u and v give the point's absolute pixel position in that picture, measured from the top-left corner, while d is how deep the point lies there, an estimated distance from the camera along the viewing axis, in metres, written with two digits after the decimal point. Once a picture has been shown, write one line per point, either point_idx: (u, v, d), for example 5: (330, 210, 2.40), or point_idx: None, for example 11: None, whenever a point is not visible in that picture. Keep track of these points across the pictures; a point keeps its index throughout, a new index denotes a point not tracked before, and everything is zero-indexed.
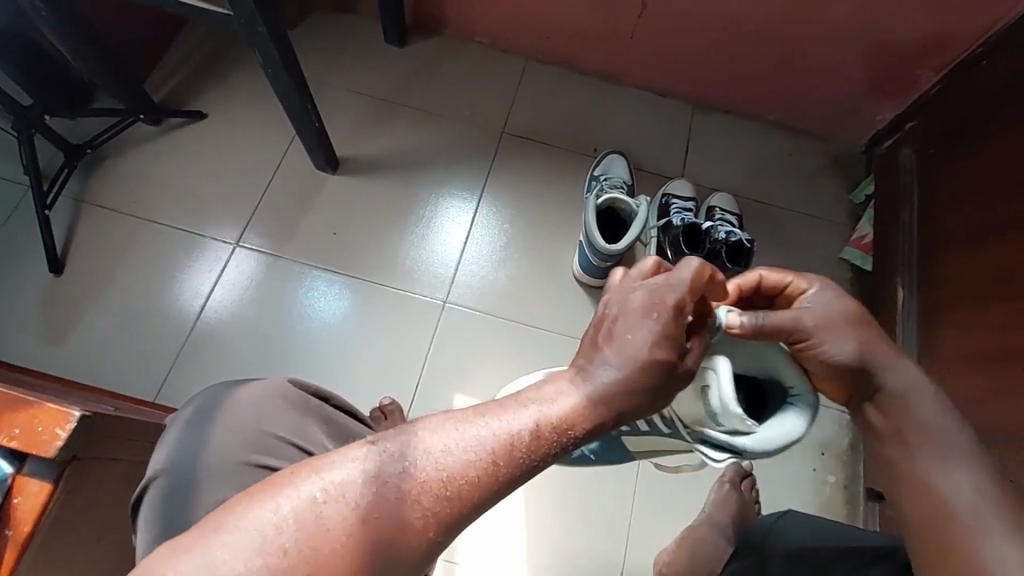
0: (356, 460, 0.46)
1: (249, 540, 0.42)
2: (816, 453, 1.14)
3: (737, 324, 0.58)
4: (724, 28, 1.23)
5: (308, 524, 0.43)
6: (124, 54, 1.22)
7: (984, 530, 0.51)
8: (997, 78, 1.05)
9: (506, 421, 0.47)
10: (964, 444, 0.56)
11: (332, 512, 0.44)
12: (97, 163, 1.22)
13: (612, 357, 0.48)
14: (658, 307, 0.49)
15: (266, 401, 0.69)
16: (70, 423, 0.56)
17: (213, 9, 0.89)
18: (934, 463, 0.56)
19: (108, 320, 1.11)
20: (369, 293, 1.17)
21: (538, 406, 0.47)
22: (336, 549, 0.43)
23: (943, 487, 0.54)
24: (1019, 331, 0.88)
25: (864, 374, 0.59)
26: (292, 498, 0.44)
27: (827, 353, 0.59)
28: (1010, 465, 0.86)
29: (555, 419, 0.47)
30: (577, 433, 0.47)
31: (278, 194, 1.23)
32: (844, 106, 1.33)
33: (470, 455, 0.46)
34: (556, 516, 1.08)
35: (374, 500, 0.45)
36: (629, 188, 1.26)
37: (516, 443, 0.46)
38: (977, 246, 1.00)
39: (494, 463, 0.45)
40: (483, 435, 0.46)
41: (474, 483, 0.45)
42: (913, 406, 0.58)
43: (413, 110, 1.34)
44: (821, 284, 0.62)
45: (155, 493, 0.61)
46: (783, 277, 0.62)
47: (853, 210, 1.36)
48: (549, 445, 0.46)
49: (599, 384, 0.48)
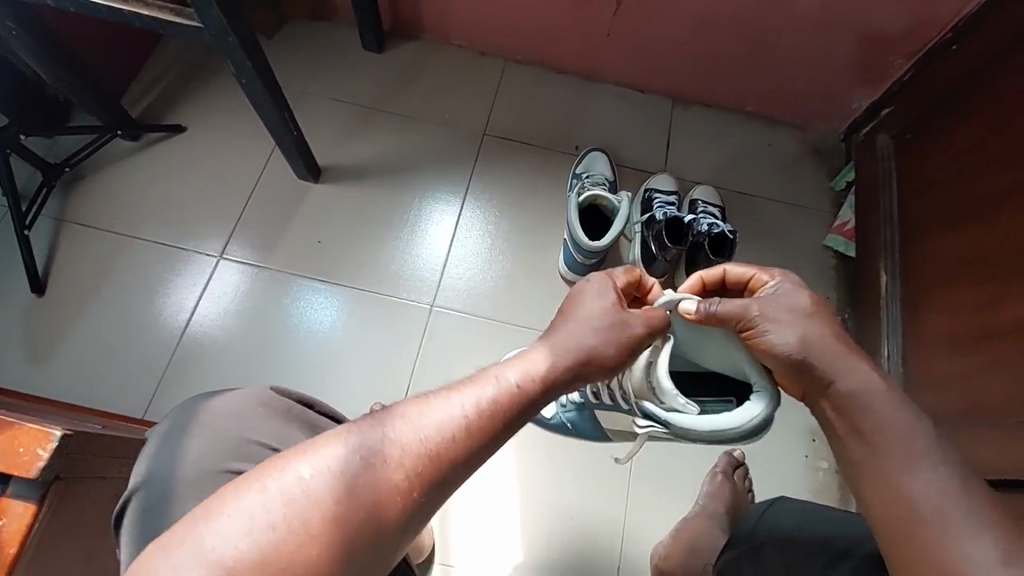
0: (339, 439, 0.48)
1: (249, 515, 0.44)
2: (807, 439, 1.15)
3: (692, 310, 0.68)
4: (698, 23, 1.24)
5: (300, 499, 0.45)
6: (100, 70, 1.21)
7: (952, 528, 0.50)
8: (966, 63, 1.06)
9: (472, 392, 0.52)
10: (928, 439, 0.55)
11: (322, 485, 0.46)
12: (76, 181, 1.21)
13: (569, 325, 0.58)
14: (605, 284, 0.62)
15: (245, 410, 0.68)
16: (52, 442, 0.56)
17: (183, 22, 0.89)
18: (901, 461, 0.55)
19: (92, 338, 1.10)
20: (357, 300, 1.17)
21: (499, 373, 0.54)
22: (329, 521, 0.45)
23: (909, 487, 0.53)
24: (999, 310, 0.89)
25: (812, 368, 0.62)
26: (282, 479, 0.46)
27: (772, 342, 0.64)
28: (995, 442, 0.86)
29: (518, 381, 0.53)
30: (537, 395, 0.53)
31: (261, 204, 1.23)
32: (820, 95, 1.34)
33: (445, 422, 0.50)
34: (551, 515, 1.07)
35: (359, 472, 0.47)
36: (611, 184, 1.27)
37: (486, 407, 0.51)
38: (954, 228, 1.02)
39: (466, 428, 0.50)
40: (454, 404, 0.51)
41: (451, 448, 0.49)
42: (870, 403, 0.59)
43: (393, 115, 1.34)
44: (782, 277, 0.68)
45: (137, 506, 0.61)
46: (745, 271, 0.71)
47: (834, 197, 1.38)
48: (514, 406, 0.52)
49: (561, 349, 0.56)
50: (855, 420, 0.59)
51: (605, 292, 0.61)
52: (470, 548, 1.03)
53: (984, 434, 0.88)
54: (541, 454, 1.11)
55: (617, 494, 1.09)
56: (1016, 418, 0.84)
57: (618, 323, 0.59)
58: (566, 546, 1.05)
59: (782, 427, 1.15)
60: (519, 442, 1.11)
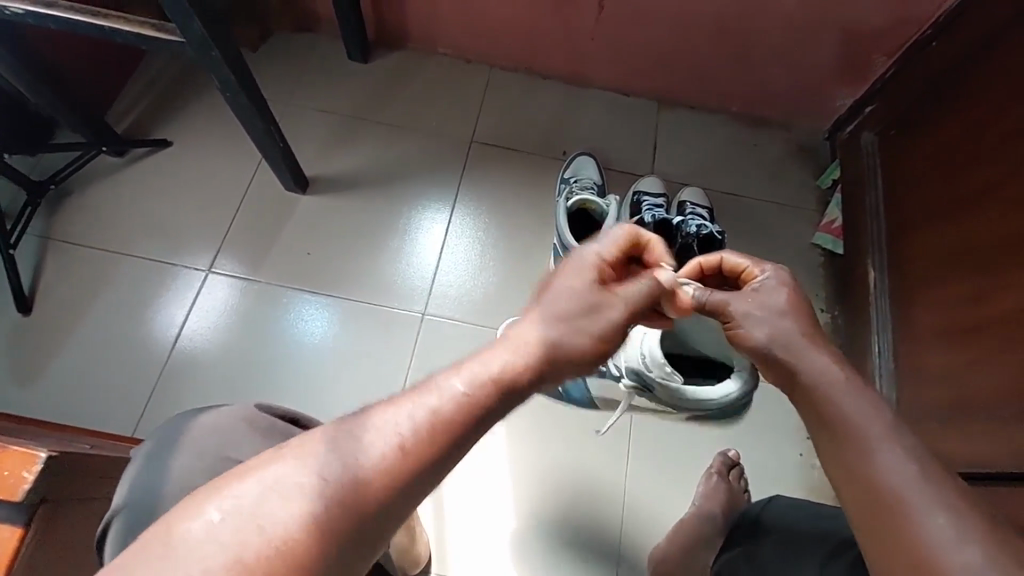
0: (302, 455, 0.46)
1: (207, 537, 0.41)
2: (801, 438, 1.15)
3: (685, 297, 0.70)
4: (681, 26, 1.25)
5: (257, 522, 0.42)
6: (83, 87, 1.20)
7: (913, 512, 0.50)
8: (946, 58, 1.08)
9: (440, 392, 0.49)
10: (880, 425, 0.56)
11: (282, 507, 0.43)
12: (62, 199, 1.20)
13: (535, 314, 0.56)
14: (578, 259, 0.62)
15: (231, 428, 0.67)
16: (37, 465, 0.57)
17: (166, 38, 0.89)
18: (859, 449, 0.55)
19: (80, 357, 1.09)
20: (350, 312, 1.17)
21: (457, 375, 0.51)
22: (289, 539, 0.42)
23: (871, 471, 0.53)
24: (985, 304, 0.90)
25: (783, 363, 0.63)
26: (234, 501, 0.43)
27: (747, 335, 0.66)
28: (985, 435, 0.87)
29: (478, 384, 0.50)
30: (509, 391, 0.51)
31: (248, 218, 1.22)
32: (804, 95, 1.35)
33: (405, 433, 0.47)
34: (546, 523, 1.05)
35: (323, 485, 0.45)
36: (599, 188, 1.27)
37: (446, 414, 0.48)
38: (940, 222, 1.02)
39: (433, 432, 0.47)
40: (412, 412, 0.48)
41: (413, 457, 0.46)
42: (834, 392, 0.59)
43: (381, 125, 1.34)
44: (772, 271, 0.69)
45: (119, 529, 0.60)
46: (741, 262, 0.72)
47: (821, 195, 1.39)
48: (475, 411, 0.49)
49: (534, 339, 0.54)
50: (819, 408, 0.59)
51: (581, 270, 0.61)
52: (468, 555, 1.02)
53: (973, 427, 0.89)
54: (536, 459, 1.10)
55: (615, 497, 1.08)
56: (1002, 411, 0.84)
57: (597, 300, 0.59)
58: (564, 553, 1.04)
59: (776, 426, 1.16)
60: (513, 444, 1.10)
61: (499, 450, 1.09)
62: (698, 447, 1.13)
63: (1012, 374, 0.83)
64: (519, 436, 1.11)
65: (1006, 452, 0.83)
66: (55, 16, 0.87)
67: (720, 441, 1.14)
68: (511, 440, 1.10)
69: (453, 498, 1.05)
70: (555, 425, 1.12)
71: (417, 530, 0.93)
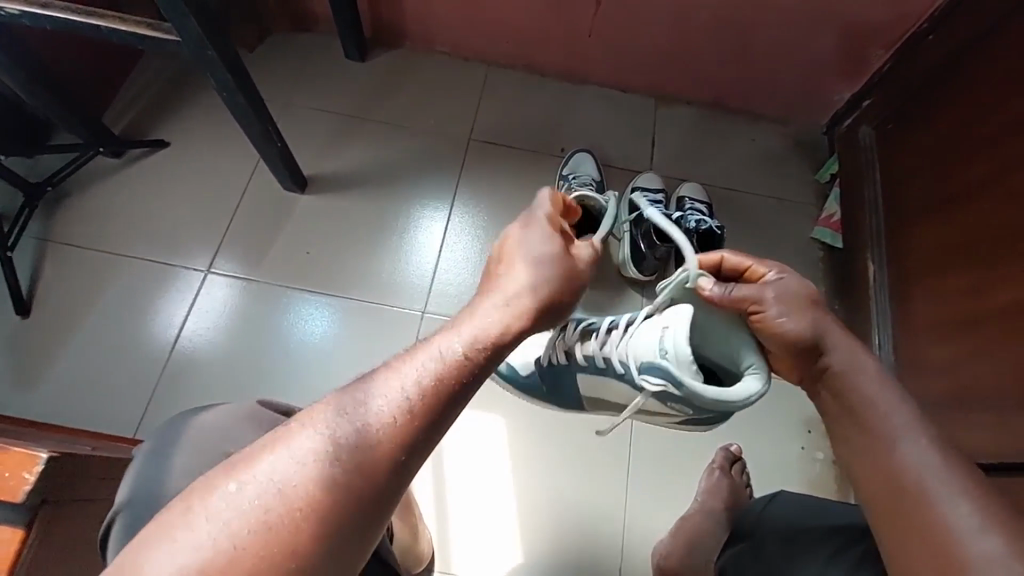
0: (309, 425, 0.47)
1: (228, 506, 0.42)
2: (802, 431, 1.15)
3: (708, 287, 0.64)
4: (678, 21, 1.25)
5: (274, 489, 0.43)
6: (80, 88, 1.20)
7: (932, 499, 0.53)
8: (943, 51, 1.08)
9: (429, 356, 0.50)
10: (903, 419, 0.59)
11: (298, 474, 0.44)
12: (60, 201, 1.20)
13: (511, 272, 0.58)
14: (536, 220, 0.63)
15: (230, 427, 0.67)
16: (37, 466, 0.55)
17: (161, 36, 0.88)
18: (881, 440, 0.58)
19: (80, 358, 1.09)
20: (354, 308, 1.17)
21: (447, 337, 0.52)
22: (309, 505, 0.43)
23: (894, 460, 0.57)
24: (985, 296, 0.90)
25: (814, 355, 0.64)
26: (251, 472, 0.44)
27: (783, 328, 0.63)
28: (986, 427, 0.87)
29: (467, 345, 0.51)
30: (497, 347, 0.53)
31: (246, 217, 1.22)
32: (801, 89, 1.36)
33: (403, 397, 0.48)
34: (548, 520, 1.05)
35: (332, 456, 0.45)
36: (598, 185, 1.27)
37: (442, 375, 0.49)
38: (938, 214, 1.02)
39: (430, 395, 0.48)
40: (409, 375, 0.49)
41: (416, 419, 0.47)
42: (862, 383, 0.62)
43: (378, 124, 1.34)
44: (780, 270, 0.68)
45: (120, 526, 0.59)
46: (744, 260, 0.70)
47: (819, 189, 1.39)
48: (468, 370, 0.50)
49: (516, 298, 0.56)
50: (843, 400, 0.62)
51: (540, 231, 0.62)
52: (470, 552, 1.02)
53: (974, 418, 0.89)
54: (537, 456, 1.10)
55: (617, 493, 1.08)
56: (1004, 401, 0.84)
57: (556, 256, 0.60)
58: (568, 551, 1.04)
59: (777, 421, 1.16)
60: (515, 441, 1.10)
61: (500, 448, 1.09)
62: (699, 442, 1.13)
63: (1012, 364, 0.83)
64: (520, 433, 1.11)
65: (1008, 442, 0.83)
66: (50, 16, 0.87)
67: (721, 436, 1.14)
68: (512, 438, 1.10)
69: (455, 496, 1.05)
70: (554, 422, 1.12)
71: (419, 527, 0.93)
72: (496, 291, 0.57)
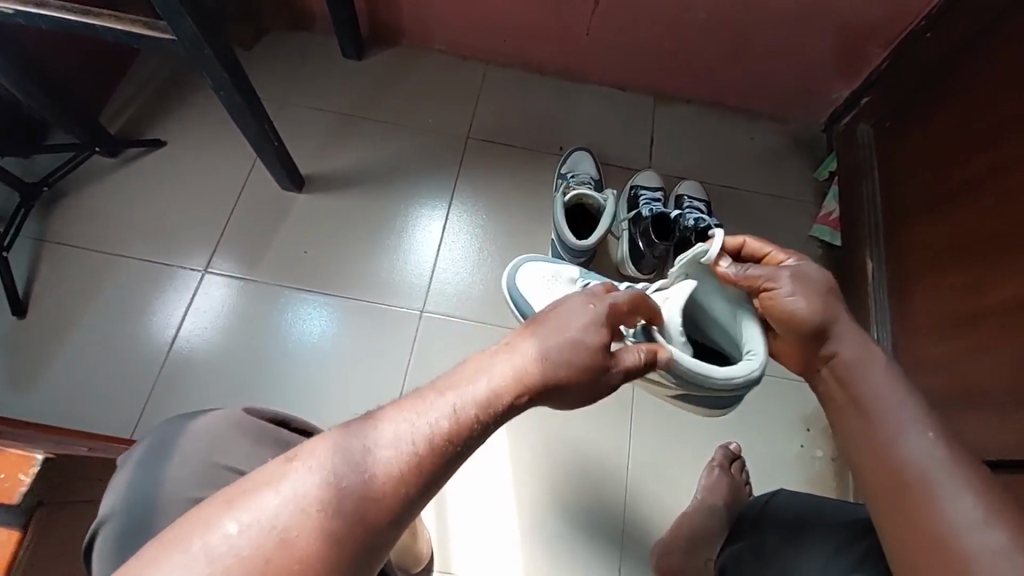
0: (305, 466, 0.45)
1: (226, 541, 0.41)
2: (801, 429, 1.15)
3: (723, 266, 0.71)
4: (676, 19, 1.25)
5: (268, 527, 0.42)
6: (76, 87, 1.20)
7: (935, 492, 0.52)
8: (940, 49, 1.08)
9: (425, 414, 0.48)
10: (908, 410, 0.58)
11: (293, 516, 0.43)
12: (56, 201, 1.19)
13: (539, 339, 0.54)
14: (594, 300, 0.59)
15: (219, 433, 0.66)
16: (33, 468, 0.55)
17: (157, 36, 0.88)
18: (885, 432, 0.57)
19: (75, 359, 1.09)
20: (351, 315, 1.16)
21: (456, 392, 0.50)
22: (303, 546, 0.42)
23: (898, 452, 0.56)
24: (983, 293, 0.90)
25: (816, 345, 0.66)
26: (247, 506, 0.43)
27: (789, 309, 0.67)
28: (984, 424, 0.87)
29: (475, 403, 0.49)
30: (496, 415, 0.50)
31: (244, 217, 1.22)
32: (799, 87, 1.35)
33: (404, 447, 0.46)
34: (545, 521, 1.05)
35: (320, 508, 0.43)
36: (597, 183, 1.26)
37: (446, 433, 0.47)
38: (936, 212, 1.02)
39: (421, 456, 0.46)
40: (412, 427, 0.47)
41: (404, 480, 0.46)
42: (867, 373, 0.61)
43: (376, 123, 1.33)
44: (797, 259, 0.72)
45: (107, 538, 0.59)
46: (763, 247, 0.74)
47: (818, 187, 1.39)
48: (472, 431, 0.48)
49: (525, 366, 0.52)
50: (848, 389, 0.62)
51: (590, 308, 0.58)
52: (470, 551, 1.02)
53: (973, 415, 0.89)
54: (536, 455, 1.09)
55: (616, 492, 1.08)
56: (1005, 399, 0.84)
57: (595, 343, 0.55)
58: (567, 552, 1.03)
59: (777, 419, 1.16)
60: (515, 441, 1.10)
61: (499, 447, 1.09)
62: (699, 440, 1.13)
63: (1012, 361, 0.83)
64: (519, 432, 1.10)
65: (1006, 440, 0.83)
66: (43, 14, 0.86)
67: (720, 434, 1.14)
68: (512, 437, 1.10)
69: (454, 496, 1.05)
70: (553, 421, 1.12)
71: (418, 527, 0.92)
72: (518, 351, 0.54)
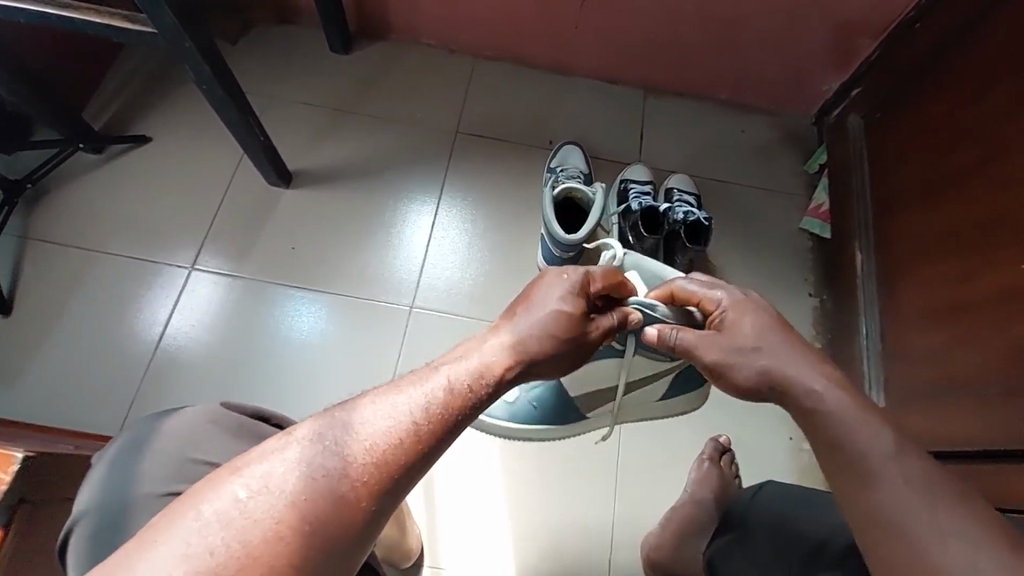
0: (303, 439, 0.47)
1: (229, 510, 0.42)
2: (790, 422, 1.16)
3: (656, 336, 0.67)
4: (665, 11, 1.24)
5: (276, 490, 0.44)
6: (59, 83, 1.18)
7: (915, 546, 0.49)
8: (930, 40, 1.07)
9: (420, 387, 0.49)
10: (879, 457, 0.53)
11: (289, 485, 0.44)
12: (40, 199, 1.18)
13: (524, 314, 0.57)
14: (568, 273, 0.60)
15: (196, 430, 0.65)
16: (14, 465, 0.55)
17: (137, 28, 0.87)
18: (853, 486, 0.53)
19: (60, 358, 1.08)
20: (342, 309, 1.16)
21: (449, 368, 0.52)
22: (309, 506, 0.43)
23: (875, 498, 0.52)
24: (971, 283, 0.90)
25: (788, 387, 0.59)
26: (253, 473, 0.44)
27: (730, 376, 0.63)
28: (972, 415, 0.87)
29: (467, 374, 0.52)
30: (488, 388, 0.51)
31: (231, 213, 1.21)
32: (789, 79, 1.35)
33: (402, 416, 0.47)
34: (534, 515, 1.05)
35: (313, 480, 0.44)
36: (586, 177, 1.26)
37: (445, 402, 0.49)
38: (925, 204, 1.02)
39: (416, 426, 0.47)
40: (413, 397, 0.49)
41: (400, 449, 0.46)
42: (841, 415, 0.56)
43: (364, 117, 1.32)
44: (732, 302, 0.65)
45: (82, 536, 0.58)
46: (694, 292, 0.68)
47: (808, 180, 1.39)
48: (466, 399, 0.50)
49: (511, 339, 0.55)
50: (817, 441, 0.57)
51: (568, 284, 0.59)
52: (459, 547, 1.02)
53: (961, 406, 0.89)
54: (526, 449, 1.09)
55: (605, 486, 1.08)
56: (993, 389, 0.84)
57: (577, 321, 0.58)
58: (557, 547, 1.03)
59: (766, 412, 1.16)
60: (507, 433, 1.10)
61: (490, 442, 1.09)
62: (689, 434, 1.13)
63: (1001, 352, 0.83)
64: None
65: (997, 430, 0.83)
66: (21, 8, 0.85)
67: (711, 427, 1.14)
68: (504, 430, 1.10)
69: (444, 491, 1.05)
70: None
71: (406, 524, 0.92)
72: (509, 325, 0.57)
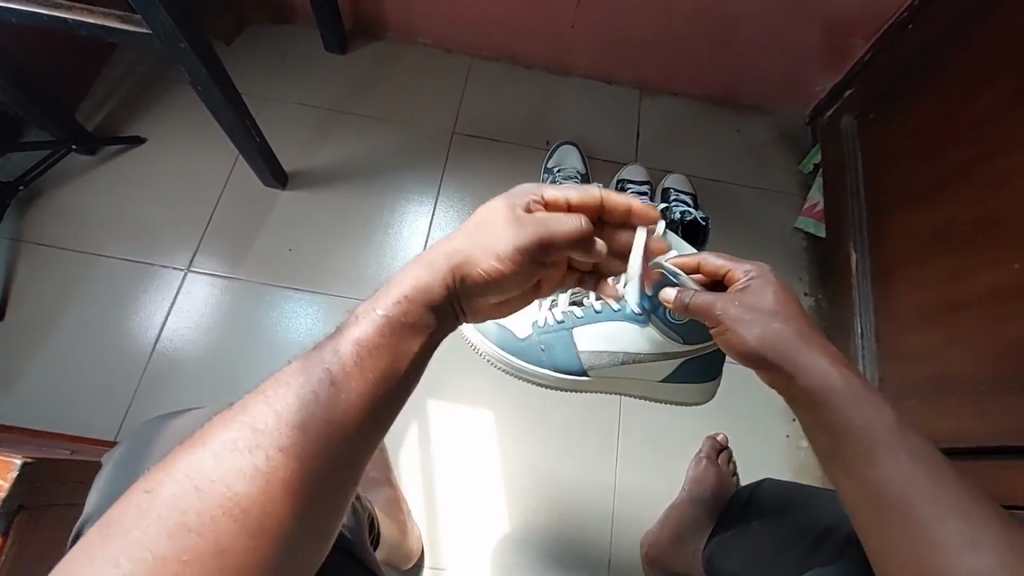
0: (230, 423, 0.46)
1: (146, 514, 0.42)
2: (785, 419, 1.17)
3: (671, 299, 0.73)
4: (662, 12, 1.24)
5: (200, 489, 0.43)
6: (52, 84, 1.17)
7: (918, 517, 0.50)
8: (922, 41, 1.09)
9: (352, 335, 0.51)
10: (884, 435, 0.55)
11: (217, 479, 0.43)
12: (32, 201, 1.17)
13: (457, 242, 0.59)
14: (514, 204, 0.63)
15: (204, 428, 0.66)
16: (12, 472, 0.56)
17: (131, 29, 0.86)
18: (859, 458, 0.54)
19: (54, 363, 1.07)
20: (337, 308, 1.15)
21: (377, 305, 0.53)
22: (241, 498, 0.43)
23: (880, 477, 0.53)
24: (965, 280, 0.91)
25: (776, 363, 0.61)
26: (170, 475, 0.44)
27: (736, 334, 0.64)
28: (965, 412, 0.88)
29: (397, 308, 0.53)
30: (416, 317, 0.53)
31: (226, 214, 1.20)
32: (784, 80, 1.36)
33: (334, 370, 0.49)
34: (533, 515, 1.05)
35: (236, 468, 0.44)
36: (584, 177, 1.26)
37: (362, 341, 0.51)
38: (919, 202, 1.03)
39: (347, 371, 0.49)
40: (327, 346, 0.51)
41: (332, 411, 0.47)
42: (831, 396, 0.57)
43: (360, 118, 1.32)
44: (756, 273, 0.67)
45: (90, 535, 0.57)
46: (723, 264, 0.70)
47: (803, 179, 1.40)
48: (394, 334, 0.52)
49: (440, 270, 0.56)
50: (817, 417, 0.58)
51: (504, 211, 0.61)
52: (459, 548, 1.02)
53: (954, 402, 0.90)
54: (525, 452, 1.10)
55: (604, 487, 1.09)
56: (986, 386, 0.85)
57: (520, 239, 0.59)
58: (556, 547, 1.04)
59: (763, 409, 1.17)
60: (504, 433, 1.10)
61: (488, 444, 1.09)
62: (688, 434, 1.14)
63: (994, 349, 0.84)
64: (508, 429, 1.11)
65: (989, 427, 0.84)
66: (15, 9, 0.84)
67: (708, 426, 1.15)
68: (500, 432, 1.10)
69: (444, 495, 1.05)
70: (542, 415, 1.13)
71: (407, 524, 0.93)
72: (424, 254, 0.58)
